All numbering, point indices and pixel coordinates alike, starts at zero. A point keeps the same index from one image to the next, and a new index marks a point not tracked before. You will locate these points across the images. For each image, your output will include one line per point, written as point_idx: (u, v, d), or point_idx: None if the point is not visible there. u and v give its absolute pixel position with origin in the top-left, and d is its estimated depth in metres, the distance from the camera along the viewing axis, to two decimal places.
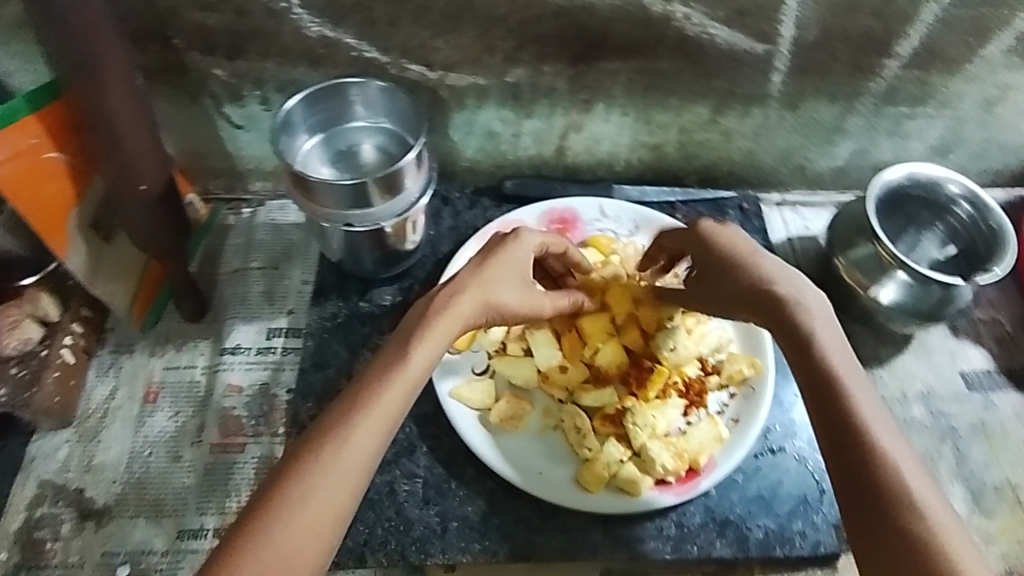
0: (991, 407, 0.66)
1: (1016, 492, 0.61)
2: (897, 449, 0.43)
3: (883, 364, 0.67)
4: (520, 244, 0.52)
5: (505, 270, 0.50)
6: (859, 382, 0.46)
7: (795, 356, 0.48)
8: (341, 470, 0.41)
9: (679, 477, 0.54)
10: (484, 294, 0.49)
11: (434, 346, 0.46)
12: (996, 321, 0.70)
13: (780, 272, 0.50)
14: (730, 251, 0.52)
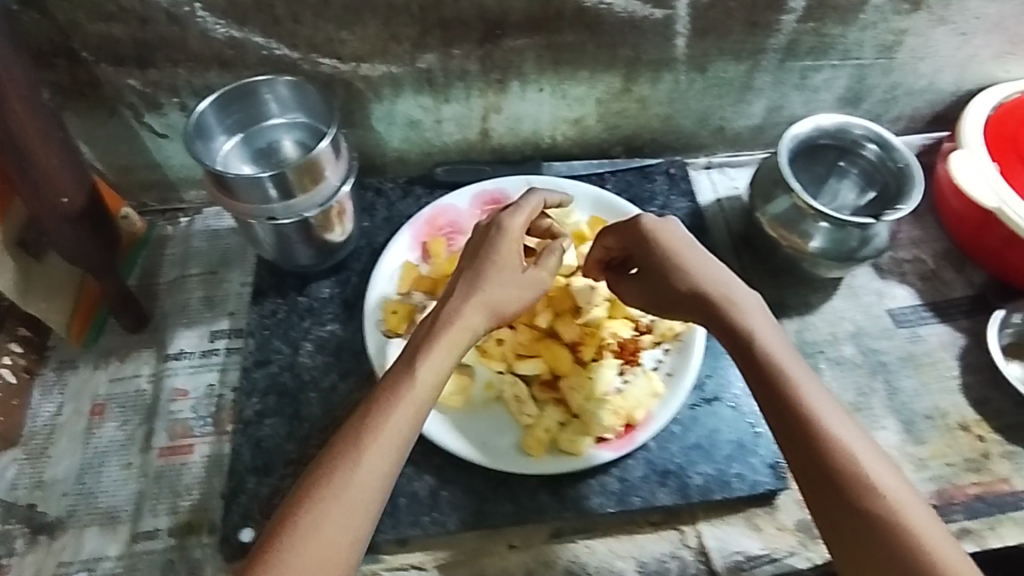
0: (919, 339, 0.69)
1: (945, 418, 0.64)
2: (851, 434, 0.45)
3: (813, 309, 0.69)
4: (507, 232, 0.52)
5: (496, 267, 0.50)
6: (805, 374, 0.48)
7: (744, 358, 0.50)
8: (355, 494, 0.42)
9: (618, 434, 0.56)
10: (483, 299, 0.49)
11: (438, 360, 0.46)
12: (919, 259, 0.74)
13: (714, 271, 0.53)
14: (672, 247, 0.53)
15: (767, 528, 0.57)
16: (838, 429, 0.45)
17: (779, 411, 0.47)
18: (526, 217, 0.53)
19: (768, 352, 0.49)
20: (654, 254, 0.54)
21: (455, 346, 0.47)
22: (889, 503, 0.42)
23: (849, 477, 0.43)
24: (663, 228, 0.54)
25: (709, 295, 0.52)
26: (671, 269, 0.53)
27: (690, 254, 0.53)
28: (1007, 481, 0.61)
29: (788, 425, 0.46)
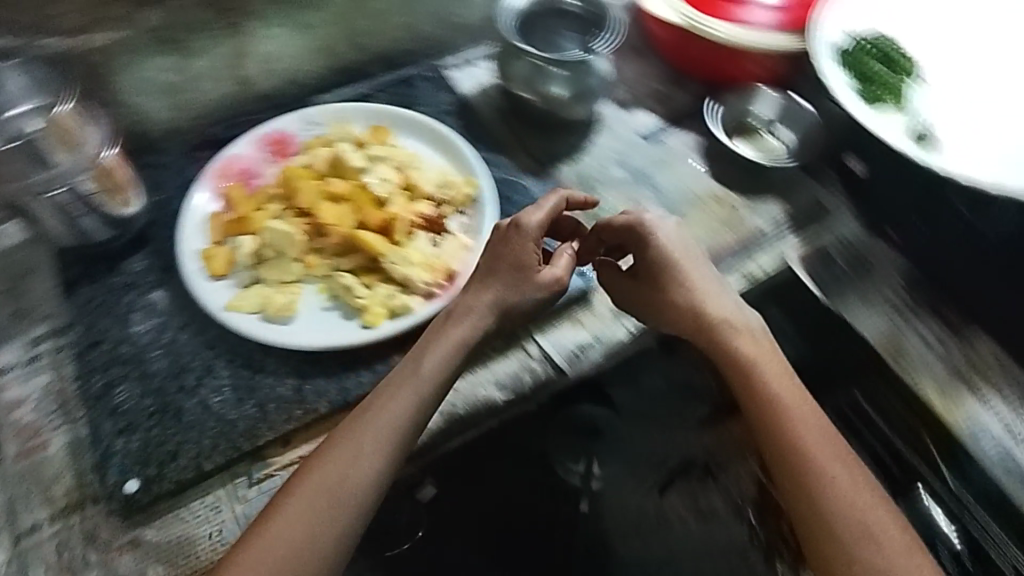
0: (666, 147, 0.83)
1: (700, 196, 0.79)
2: (838, 463, 0.54)
3: (582, 150, 0.81)
4: (524, 234, 0.60)
5: (512, 270, 0.60)
6: (801, 401, 0.57)
7: (734, 375, 0.59)
8: (355, 474, 0.51)
9: (443, 287, 0.64)
10: (495, 299, 0.59)
11: (443, 370, 0.56)
12: (652, 86, 0.88)
13: (721, 295, 0.62)
14: (682, 263, 0.63)
15: (590, 321, 0.67)
16: (834, 465, 0.54)
17: (768, 424, 0.56)
18: (542, 215, 0.61)
19: (756, 353, 0.59)
20: (660, 262, 0.62)
21: (462, 356, 0.57)
22: (858, 513, 0.52)
23: (827, 502, 0.52)
24: (677, 242, 0.64)
25: (703, 300, 0.61)
26: (679, 287, 0.62)
27: (700, 277, 0.62)
28: (754, 225, 0.76)
29: (775, 418, 0.56)
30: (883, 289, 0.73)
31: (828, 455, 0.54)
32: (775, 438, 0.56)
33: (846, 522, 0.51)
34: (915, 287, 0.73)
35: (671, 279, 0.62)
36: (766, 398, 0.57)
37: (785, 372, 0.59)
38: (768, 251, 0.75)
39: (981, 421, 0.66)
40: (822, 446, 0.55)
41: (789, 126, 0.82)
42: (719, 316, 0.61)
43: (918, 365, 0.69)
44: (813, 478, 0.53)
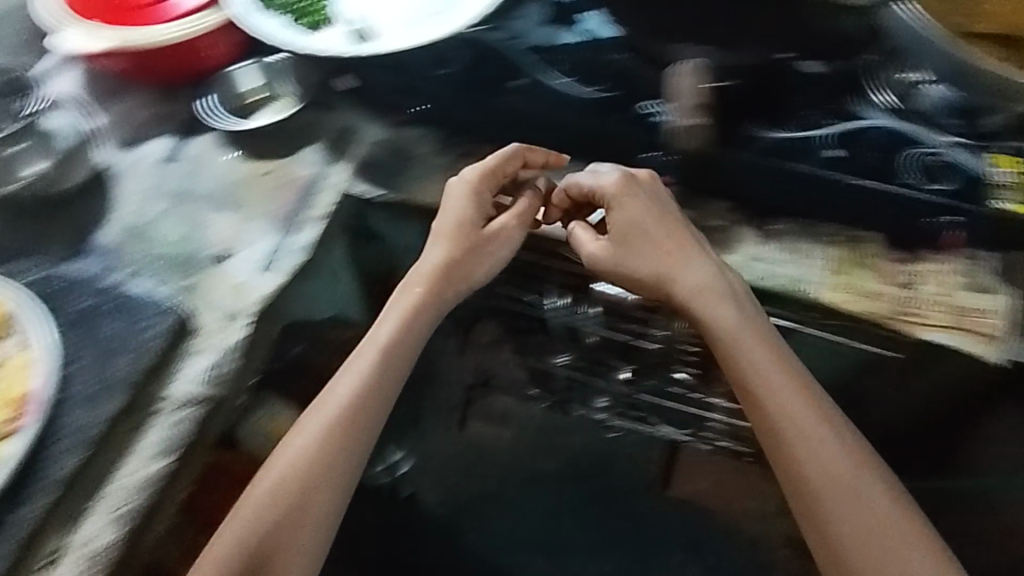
0: (189, 156, 0.84)
1: (242, 181, 0.82)
2: (800, 410, 0.67)
3: (110, 207, 0.80)
4: (453, 198, 0.79)
5: (464, 230, 0.77)
6: (771, 372, 0.68)
7: (739, 378, 0.69)
8: (325, 427, 0.69)
9: (27, 414, 0.63)
10: (432, 275, 0.76)
11: (402, 327, 0.74)
12: (143, 114, 0.87)
13: (689, 243, 0.74)
14: (645, 228, 0.74)
15: (205, 341, 0.70)
16: (809, 424, 0.66)
17: (760, 399, 0.68)
18: (477, 174, 0.78)
19: (714, 305, 0.71)
20: (613, 236, 0.76)
21: (421, 313, 0.75)
22: (806, 443, 0.66)
23: (787, 441, 0.66)
24: (655, 196, 0.75)
25: (651, 262, 0.74)
26: (642, 249, 0.75)
27: (668, 239, 0.74)
28: (298, 177, 0.83)
29: (729, 354, 0.70)
30: (424, 160, 0.85)
31: (793, 402, 0.67)
32: (729, 369, 0.70)
33: (802, 456, 0.65)
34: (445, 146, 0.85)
35: (632, 246, 0.75)
36: (743, 327, 0.70)
37: (733, 298, 0.71)
38: (322, 190, 0.82)
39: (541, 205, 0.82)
40: (794, 407, 0.67)
41: (282, 80, 0.87)
42: (653, 271, 0.74)
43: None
44: (784, 438, 0.66)
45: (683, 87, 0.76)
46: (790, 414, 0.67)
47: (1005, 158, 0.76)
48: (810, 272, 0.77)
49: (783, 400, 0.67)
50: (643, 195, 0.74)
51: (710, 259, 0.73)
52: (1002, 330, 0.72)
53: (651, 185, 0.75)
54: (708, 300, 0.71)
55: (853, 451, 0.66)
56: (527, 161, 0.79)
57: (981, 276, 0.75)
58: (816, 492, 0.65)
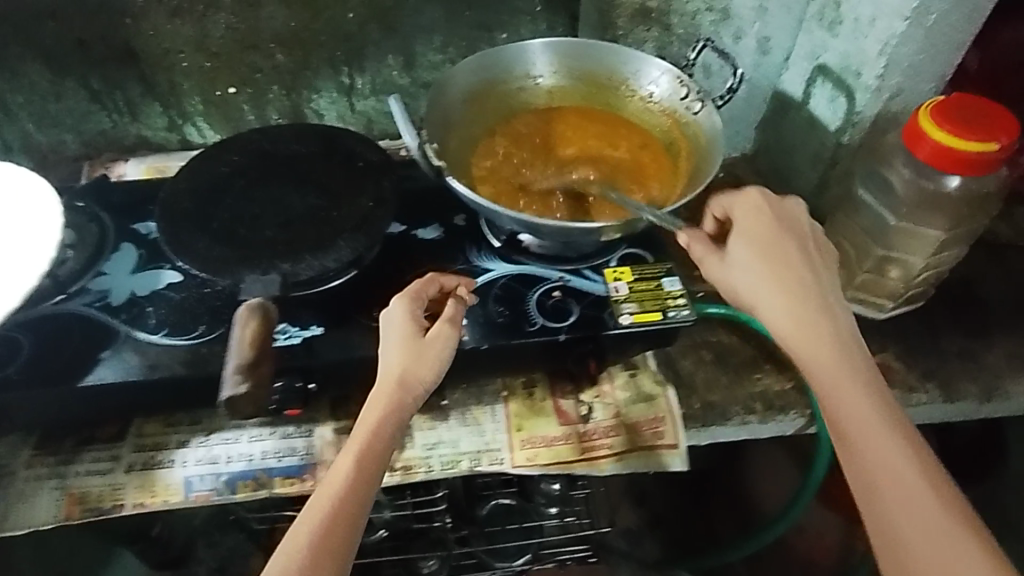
0: None
1: None
2: (896, 447, 0.56)
3: None
4: (393, 321, 0.67)
5: (408, 348, 0.65)
6: (866, 407, 0.58)
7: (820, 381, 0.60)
8: (312, 548, 0.55)
9: None
10: (402, 387, 0.64)
11: (371, 468, 0.60)
12: None
13: (806, 258, 0.66)
14: (772, 239, 0.67)
15: None
16: (893, 449, 0.56)
17: (841, 413, 0.58)
18: (410, 292, 0.69)
19: (780, 299, 0.64)
20: (741, 240, 0.67)
21: (385, 445, 0.61)
22: (874, 437, 0.56)
23: (868, 467, 0.56)
24: (777, 212, 0.68)
25: (761, 263, 0.65)
26: (763, 250, 0.66)
27: (779, 251, 0.66)
28: None
29: (803, 335, 0.62)
30: (24, 476, 0.72)
31: (862, 399, 0.58)
32: (802, 344, 0.62)
33: (872, 475, 0.55)
34: (47, 448, 0.74)
35: (764, 250, 0.66)
36: (803, 327, 0.63)
37: (812, 316, 0.63)
38: None
39: (187, 475, 0.72)
40: (900, 453, 0.55)
41: None
42: (758, 271, 0.65)
43: (103, 493, 0.71)
44: (859, 461, 0.56)
45: (249, 343, 0.57)
46: (859, 410, 0.58)
47: (609, 271, 0.79)
48: (490, 437, 0.76)
49: (862, 404, 0.58)
50: (762, 198, 0.69)
51: (815, 270, 0.65)
52: (676, 431, 0.76)
53: (775, 201, 0.69)
54: (790, 308, 0.63)
55: (929, 478, 0.54)
56: (443, 285, 0.72)
57: (644, 381, 0.80)
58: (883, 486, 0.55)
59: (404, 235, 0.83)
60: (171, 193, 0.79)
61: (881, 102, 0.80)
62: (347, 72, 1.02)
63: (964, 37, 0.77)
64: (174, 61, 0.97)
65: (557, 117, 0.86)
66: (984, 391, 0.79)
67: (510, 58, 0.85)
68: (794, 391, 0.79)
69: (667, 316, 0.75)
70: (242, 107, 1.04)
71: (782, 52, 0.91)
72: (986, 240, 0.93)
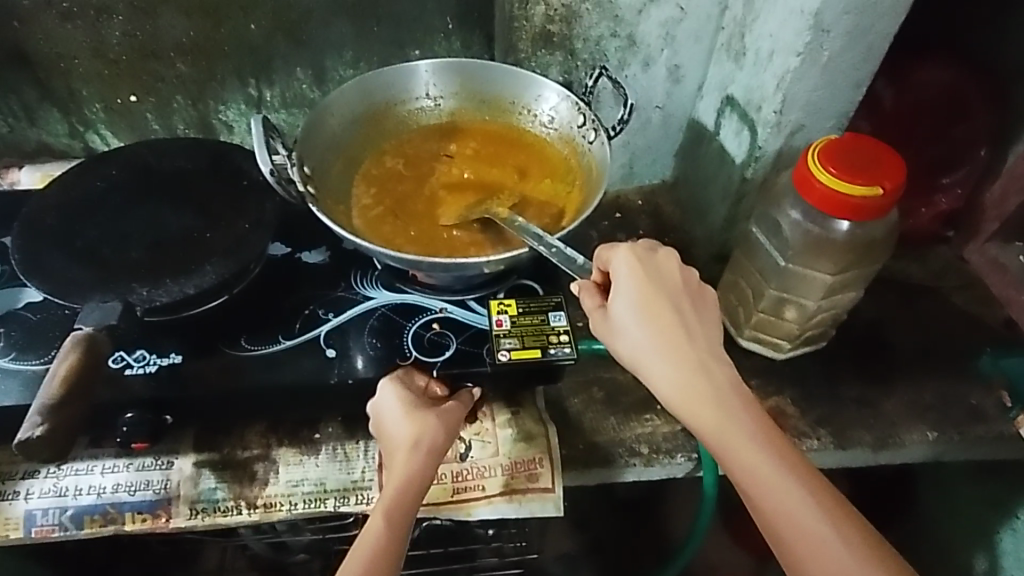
0: None
1: None
2: (821, 523, 0.51)
3: None
4: (390, 404, 0.67)
5: (416, 413, 0.66)
6: (785, 481, 0.53)
7: (730, 459, 0.55)
8: None
9: None
10: (415, 452, 0.65)
11: (405, 517, 0.61)
12: None
13: (691, 321, 0.61)
14: (656, 300, 0.61)
15: None
16: (820, 526, 0.51)
17: (761, 493, 0.53)
18: (412, 379, 0.70)
19: (674, 372, 0.59)
20: (622, 304, 0.61)
21: (413, 490, 0.62)
22: (807, 534, 0.51)
23: (799, 549, 0.51)
24: (651, 267, 0.63)
25: (648, 329, 0.60)
26: (649, 314, 0.60)
27: (660, 311, 0.61)
28: None
29: (715, 424, 0.56)
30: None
31: (790, 495, 0.52)
32: (715, 435, 0.56)
33: (804, 560, 0.51)
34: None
35: (650, 310, 0.61)
36: (699, 398, 0.58)
37: (704, 386, 0.58)
38: None
39: (30, 509, 0.68)
40: (828, 530, 0.51)
41: None
42: (646, 339, 0.60)
43: None
44: (787, 546, 0.52)
45: (67, 381, 0.54)
46: (791, 509, 0.52)
47: (494, 303, 0.76)
48: (360, 475, 0.72)
49: (777, 477, 0.53)
50: (630, 255, 0.63)
51: (696, 329, 0.61)
52: (554, 474, 0.72)
53: (647, 254, 0.64)
54: (690, 386, 0.58)
55: (858, 552, 0.50)
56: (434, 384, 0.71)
57: (527, 420, 0.76)
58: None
59: (288, 259, 0.80)
60: (36, 208, 0.75)
61: (782, 138, 0.78)
62: (254, 84, 0.99)
63: (863, 74, 0.74)
64: (69, 66, 0.93)
65: (453, 142, 0.83)
66: (879, 440, 0.76)
67: (405, 78, 0.82)
68: (684, 434, 0.76)
69: (547, 354, 0.72)
70: (146, 116, 1.00)
71: (695, 82, 0.91)
72: (899, 281, 0.91)
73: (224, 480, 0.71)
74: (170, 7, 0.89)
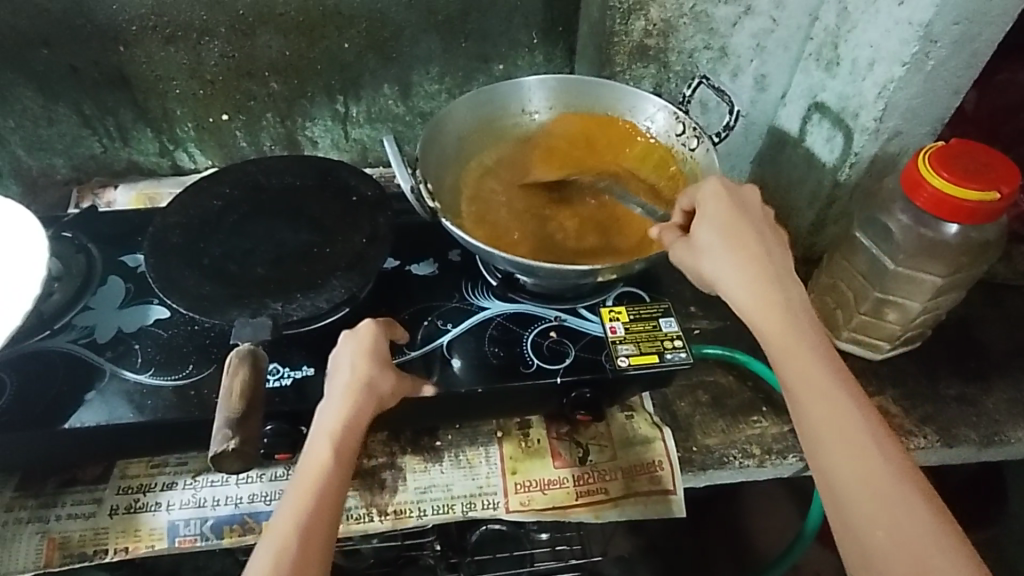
0: None
1: None
2: (880, 462, 0.50)
3: None
4: (350, 343, 0.66)
5: (372, 357, 0.65)
6: (850, 415, 0.52)
7: (796, 382, 0.55)
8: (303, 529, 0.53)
9: None
10: (370, 389, 0.63)
11: (349, 457, 0.59)
12: None
13: (777, 253, 0.62)
14: (735, 229, 0.62)
15: None
16: (878, 463, 0.50)
17: (827, 419, 0.53)
18: (375, 323, 0.69)
19: (753, 294, 0.59)
20: (710, 231, 0.63)
21: (360, 423, 0.61)
22: (861, 465, 0.50)
23: (851, 474, 0.50)
24: (738, 198, 0.65)
25: (735, 257, 0.61)
26: (728, 244, 0.62)
27: (746, 241, 0.62)
28: None
29: (789, 352, 0.56)
30: (3, 519, 0.70)
31: (857, 427, 0.52)
32: (789, 364, 0.56)
33: (855, 489, 0.50)
34: (28, 490, 0.72)
35: (729, 238, 0.62)
36: (778, 323, 0.58)
37: (784, 312, 0.58)
38: None
39: (172, 520, 0.70)
40: (889, 471, 0.50)
41: None
42: (733, 263, 0.61)
43: (86, 537, 0.69)
44: (839, 470, 0.51)
45: (252, 384, 0.57)
46: (851, 441, 0.51)
47: (606, 311, 0.78)
48: (484, 481, 0.75)
49: (842, 412, 0.53)
50: (718, 185, 0.65)
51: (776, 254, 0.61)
52: (674, 476, 0.75)
53: (732, 184, 0.66)
54: (767, 302, 0.59)
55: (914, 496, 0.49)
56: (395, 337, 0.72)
57: (641, 423, 0.79)
58: (867, 533, 0.48)
59: (399, 271, 0.82)
60: (160, 228, 0.77)
61: (880, 143, 0.80)
62: (342, 101, 1.02)
63: (964, 81, 0.76)
64: (167, 87, 0.96)
65: (552, 152, 0.86)
66: (984, 437, 0.78)
67: (512, 93, 0.86)
68: (793, 435, 0.79)
69: (664, 359, 0.74)
70: (235, 133, 1.03)
71: (779, 89, 0.91)
72: (984, 281, 0.93)
73: (355, 490, 0.73)
74: (268, 27, 0.92)
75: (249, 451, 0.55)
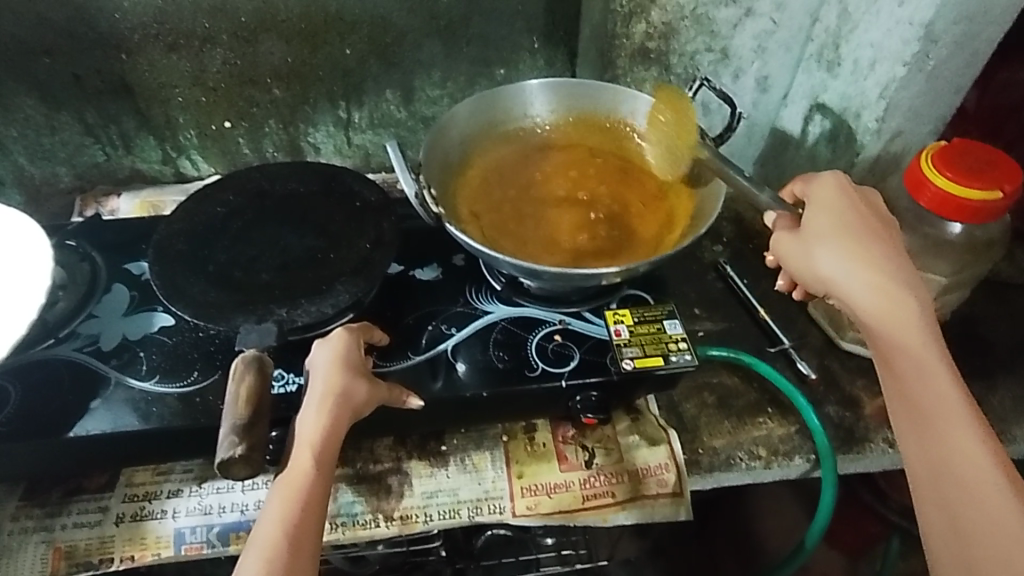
0: None
1: None
2: (986, 468, 0.52)
3: None
4: (322, 354, 0.66)
5: (344, 364, 0.65)
6: (960, 417, 0.55)
7: (909, 382, 0.57)
8: (288, 538, 0.55)
9: None
10: (346, 398, 0.63)
11: (328, 467, 0.60)
12: None
13: (898, 253, 0.62)
14: (853, 227, 0.63)
15: None
16: (988, 469, 0.52)
17: (934, 420, 0.55)
18: (348, 332, 0.68)
19: (870, 292, 0.60)
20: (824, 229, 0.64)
21: (338, 433, 0.61)
22: (971, 468, 0.53)
23: (954, 474, 0.53)
24: (851, 202, 0.65)
25: (851, 252, 0.62)
26: (844, 238, 0.63)
27: (869, 244, 0.62)
28: None
29: (904, 352, 0.58)
30: (9, 529, 0.70)
31: (968, 434, 0.54)
32: (904, 361, 0.58)
33: (959, 488, 0.52)
34: (35, 499, 0.72)
35: (845, 237, 0.63)
36: (894, 322, 0.59)
37: (905, 313, 0.59)
38: None
39: (178, 527, 0.70)
40: (993, 480, 0.52)
41: None
42: (846, 258, 0.62)
43: (92, 546, 0.69)
44: (944, 468, 0.54)
45: (258, 391, 0.57)
46: (960, 443, 0.54)
47: (610, 313, 0.78)
48: (491, 485, 0.74)
49: (956, 416, 0.55)
50: (833, 187, 0.66)
51: (899, 256, 0.62)
52: (680, 479, 0.74)
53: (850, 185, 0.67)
54: (886, 303, 0.60)
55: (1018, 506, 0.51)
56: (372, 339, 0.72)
57: (647, 425, 0.79)
58: (969, 527, 0.51)
59: (403, 276, 0.82)
60: (165, 235, 0.77)
61: (882, 143, 0.79)
62: (344, 107, 1.02)
63: (965, 80, 0.76)
64: (170, 95, 0.96)
65: (556, 155, 0.86)
66: None
67: (514, 97, 0.86)
68: (799, 436, 0.78)
69: (669, 361, 0.74)
70: (238, 141, 1.03)
71: (780, 90, 0.90)
72: (989, 280, 0.93)
73: (362, 495, 0.73)
74: (271, 34, 0.92)
75: (256, 457, 0.55)
